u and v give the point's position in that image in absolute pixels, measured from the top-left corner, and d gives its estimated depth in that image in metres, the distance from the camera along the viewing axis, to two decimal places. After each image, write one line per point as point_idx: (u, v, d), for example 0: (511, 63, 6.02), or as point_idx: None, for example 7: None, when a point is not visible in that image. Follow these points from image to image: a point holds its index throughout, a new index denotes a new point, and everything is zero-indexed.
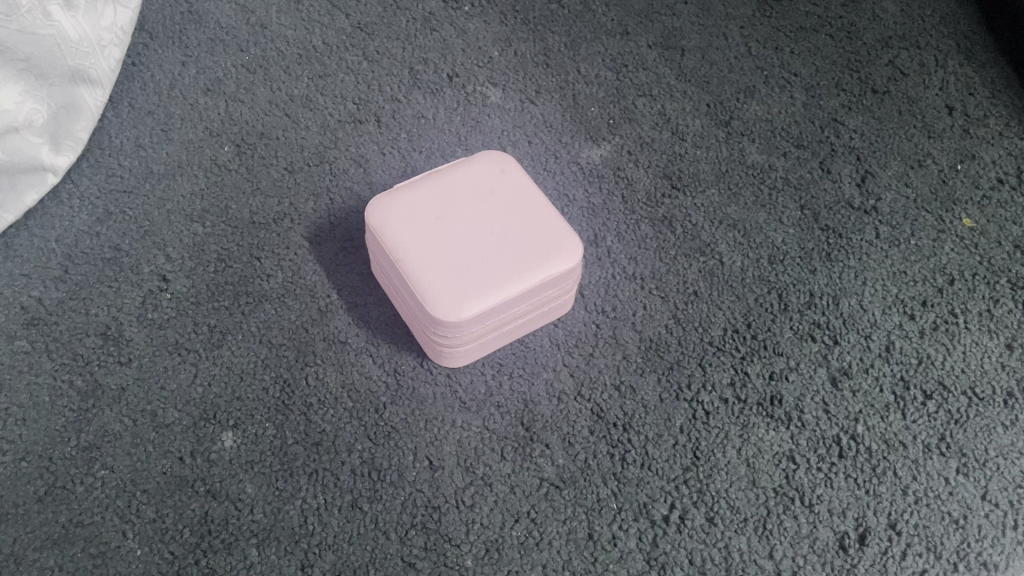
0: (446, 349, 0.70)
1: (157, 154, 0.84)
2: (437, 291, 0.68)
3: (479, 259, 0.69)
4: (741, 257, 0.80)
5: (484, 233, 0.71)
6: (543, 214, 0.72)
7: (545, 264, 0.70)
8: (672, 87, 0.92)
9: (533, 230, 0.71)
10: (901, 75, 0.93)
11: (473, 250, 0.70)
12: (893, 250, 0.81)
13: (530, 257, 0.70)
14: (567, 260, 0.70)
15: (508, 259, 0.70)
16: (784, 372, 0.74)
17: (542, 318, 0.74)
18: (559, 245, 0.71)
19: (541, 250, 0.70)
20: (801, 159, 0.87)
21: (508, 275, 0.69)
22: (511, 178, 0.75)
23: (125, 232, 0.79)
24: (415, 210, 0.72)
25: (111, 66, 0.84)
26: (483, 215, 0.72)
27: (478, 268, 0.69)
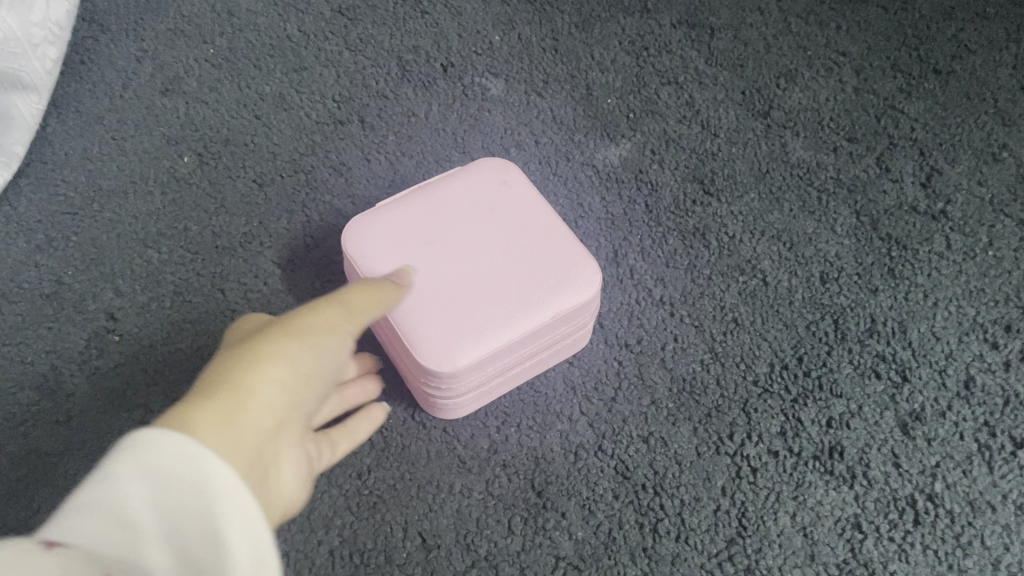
0: (440, 401, 0.59)
1: (106, 167, 0.73)
2: (427, 334, 0.56)
3: (477, 293, 0.58)
4: (788, 275, 0.68)
5: (482, 259, 0.59)
6: (552, 236, 0.60)
7: (557, 297, 0.58)
8: (701, 73, 0.79)
9: (541, 255, 0.60)
10: (967, 52, 0.80)
11: (469, 283, 0.58)
12: (967, 264, 0.69)
13: (539, 290, 0.58)
14: (582, 291, 0.58)
15: (512, 293, 0.58)
16: (844, 417, 0.62)
17: (553, 357, 0.62)
18: (572, 273, 0.59)
19: (551, 281, 0.58)
20: (855, 155, 0.74)
21: (512, 311, 0.57)
22: (514, 191, 0.63)
23: (67, 262, 0.68)
24: (400, 234, 0.60)
25: (48, 68, 0.72)
26: (481, 237, 0.60)
27: (476, 305, 0.57)
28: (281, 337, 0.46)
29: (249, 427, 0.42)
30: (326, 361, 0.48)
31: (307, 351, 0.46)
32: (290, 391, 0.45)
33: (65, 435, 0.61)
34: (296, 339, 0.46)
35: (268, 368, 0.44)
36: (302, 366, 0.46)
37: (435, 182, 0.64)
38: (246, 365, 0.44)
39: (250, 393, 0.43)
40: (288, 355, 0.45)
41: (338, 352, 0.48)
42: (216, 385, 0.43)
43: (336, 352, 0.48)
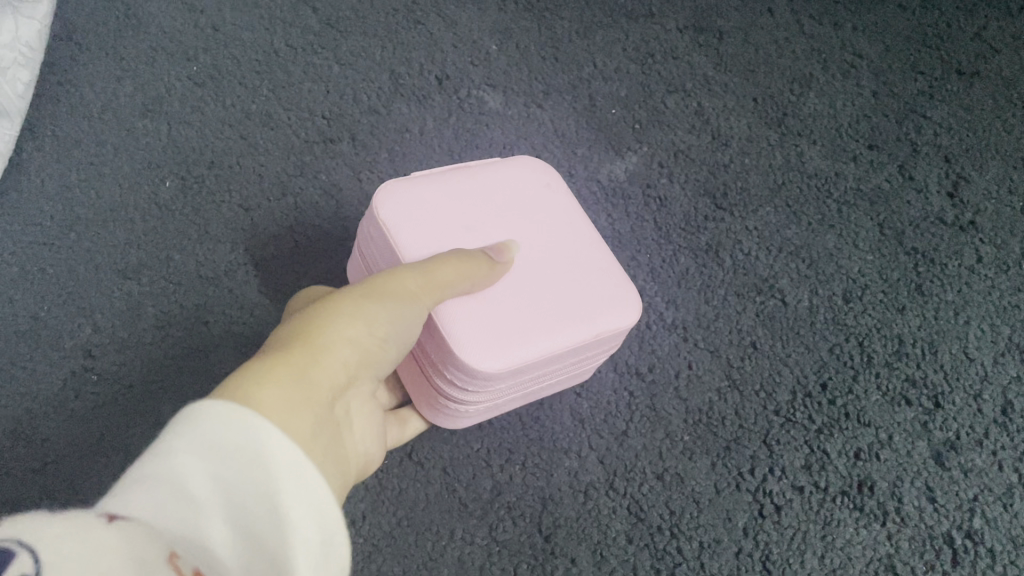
0: (457, 402, 0.51)
1: (83, 194, 0.69)
2: (469, 325, 0.47)
3: (525, 291, 0.50)
4: (809, 294, 0.64)
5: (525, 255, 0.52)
6: (602, 247, 0.54)
7: (605, 310, 0.51)
8: (711, 79, 0.75)
9: (594, 261, 0.53)
10: (991, 52, 0.76)
11: (514, 278, 0.50)
12: (999, 280, 0.65)
13: (592, 300, 0.51)
14: (635, 310, 0.52)
15: (562, 298, 0.51)
16: (873, 448, 0.58)
17: (573, 374, 0.56)
18: (623, 291, 0.52)
19: (604, 293, 0.52)
20: (876, 164, 0.70)
21: (557, 318, 0.50)
22: (560, 191, 0.56)
23: (41, 296, 0.64)
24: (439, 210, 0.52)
25: (20, 91, 0.68)
26: (523, 231, 0.53)
27: (523, 304, 0.49)
28: (358, 303, 0.41)
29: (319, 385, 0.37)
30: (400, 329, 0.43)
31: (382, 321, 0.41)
32: (364, 359, 0.41)
33: (37, 483, 0.57)
34: (376, 304, 0.41)
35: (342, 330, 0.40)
36: (375, 336, 0.41)
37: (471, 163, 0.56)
38: (322, 328, 0.39)
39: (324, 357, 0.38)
40: (362, 319, 0.41)
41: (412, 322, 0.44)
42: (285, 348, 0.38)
43: (409, 319, 0.43)
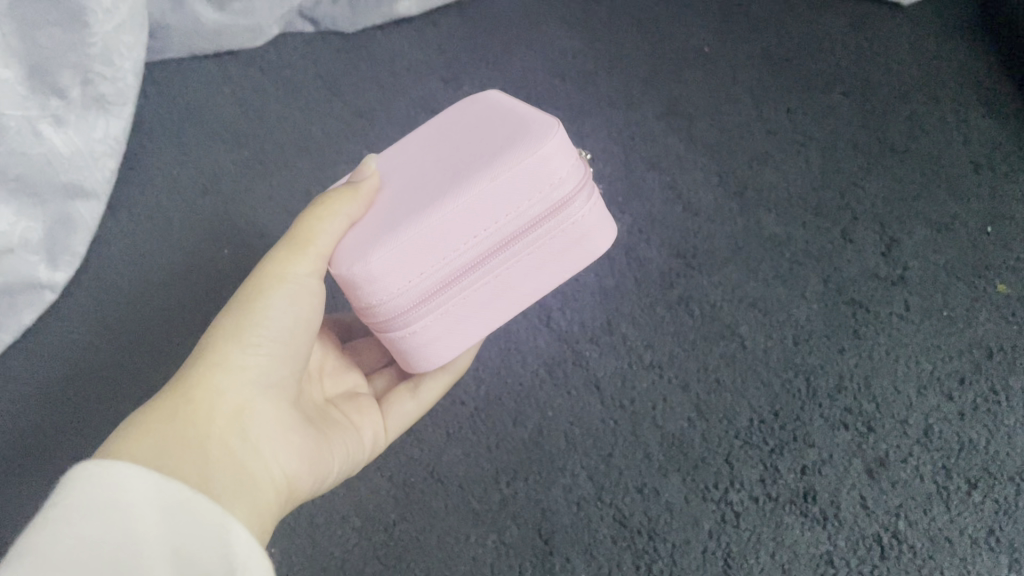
0: (392, 326, 0.53)
1: (156, 262, 0.83)
2: (349, 248, 0.53)
3: (415, 195, 0.52)
4: (764, 338, 0.76)
5: (429, 157, 0.55)
6: (504, 122, 0.53)
7: (491, 153, 0.50)
8: (683, 158, 0.88)
9: (489, 137, 0.52)
10: (920, 132, 0.89)
11: (412, 191, 0.53)
12: (924, 323, 0.77)
13: (471, 167, 0.50)
14: (516, 151, 0.49)
15: (446, 181, 0.51)
16: (816, 465, 0.70)
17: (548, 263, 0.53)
18: (518, 133, 0.51)
19: (486, 156, 0.50)
20: (821, 229, 0.83)
21: (439, 186, 0.51)
22: (487, 104, 0.57)
23: (125, 347, 0.79)
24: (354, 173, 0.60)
25: (106, 177, 0.79)
26: (433, 143, 0.56)
27: (406, 207, 0.52)
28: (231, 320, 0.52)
29: (203, 415, 0.49)
30: (283, 315, 0.53)
31: (257, 327, 0.52)
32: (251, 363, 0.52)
33: None
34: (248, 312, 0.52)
35: (218, 352, 0.51)
36: (252, 340, 0.52)
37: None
38: (202, 355, 0.51)
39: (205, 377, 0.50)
40: (230, 338, 0.52)
41: (295, 302, 0.54)
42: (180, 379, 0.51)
43: (288, 308, 0.54)
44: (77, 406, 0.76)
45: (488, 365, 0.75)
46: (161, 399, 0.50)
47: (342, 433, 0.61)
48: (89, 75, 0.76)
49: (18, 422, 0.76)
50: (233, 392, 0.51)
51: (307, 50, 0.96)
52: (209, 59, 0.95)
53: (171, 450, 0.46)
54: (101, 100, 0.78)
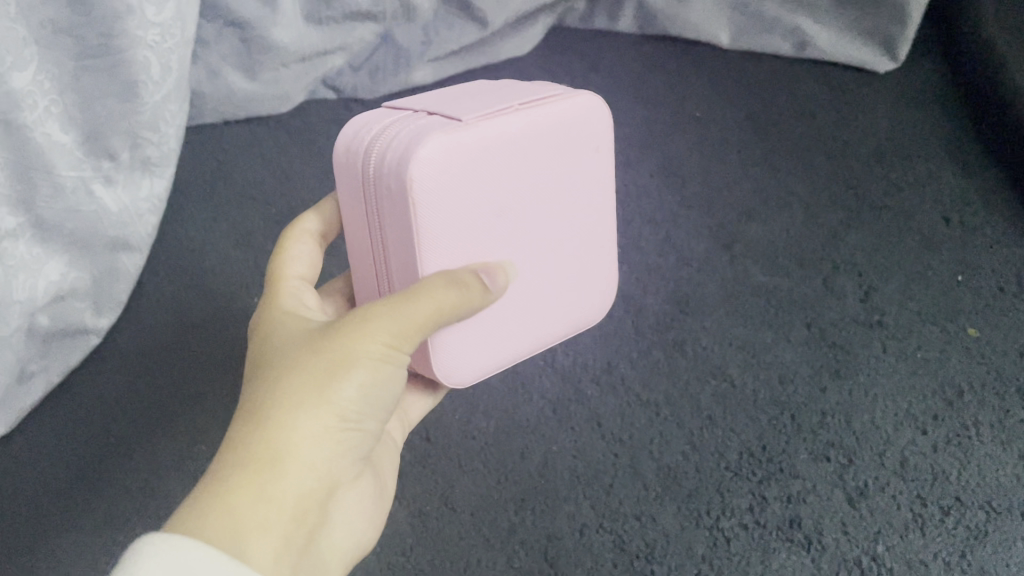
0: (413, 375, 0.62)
1: (191, 310, 0.90)
2: (457, 347, 0.56)
3: (516, 309, 0.59)
4: (752, 378, 0.83)
5: (536, 250, 0.58)
6: (591, 262, 0.62)
7: (574, 325, 0.64)
8: (676, 213, 0.95)
9: (576, 278, 0.62)
10: (896, 189, 0.97)
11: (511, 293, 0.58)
12: (900, 364, 0.84)
13: (558, 322, 0.62)
14: (583, 325, 0.65)
15: (540, 315, 0.60)
16: (801, 494, 0.76)
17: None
18: (593, 304, 0.64)
19: (569, 315, 0.63)
20: (805, 278, 0.90)
21: (535, 331, 0.61)
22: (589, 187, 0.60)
23: (165, 386, 0.85)
24: (477, 190, 0.53)
25: (149, 233, 0.85)
26: (542, 216, 0.57)
27: (505, 325, 0.58)
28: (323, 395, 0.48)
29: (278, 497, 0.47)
30: (375, 392, 0.50)
31: (348, 408, 0.49)
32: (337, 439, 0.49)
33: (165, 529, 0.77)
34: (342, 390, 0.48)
35: (309, 428, 0.48)
36: (341, 419, 0.49)
37: (534, 127, 0.54)
38: (288, 425, 0.47)
39: (294, 455, 0.48)
40: (321, 414, 0.48)
41: (390, 377, 0.50)
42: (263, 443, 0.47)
43: (383, 383, 0.50)
44: (115, 445, 0.82)
45: (497, 403, 0.81)
46: (237, 463, 0.47)
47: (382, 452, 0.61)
48: (137, 139, 0.83)
49: (59, 456, 0.82)
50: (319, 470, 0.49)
51: (331, 115, 1.03)
52: (239, 125, 1.02)
53: (267, 538, 0.46)
54: (146, 161, 0.85)
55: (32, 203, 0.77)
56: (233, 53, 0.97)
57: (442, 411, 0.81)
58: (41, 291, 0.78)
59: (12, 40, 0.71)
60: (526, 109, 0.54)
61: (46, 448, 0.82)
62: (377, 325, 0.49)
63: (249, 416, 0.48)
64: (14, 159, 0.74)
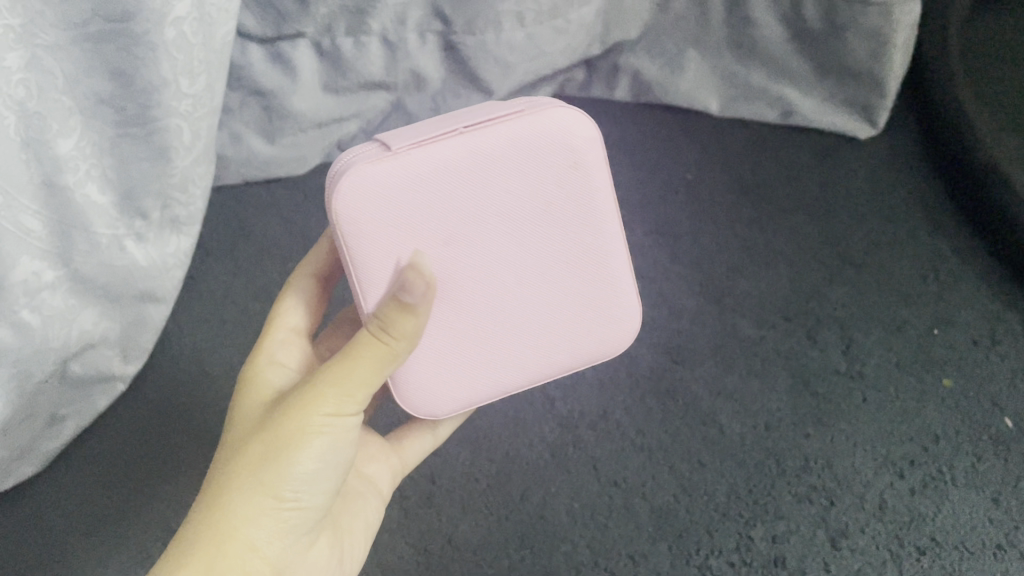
0: None
1: (214, 359, 0.96)
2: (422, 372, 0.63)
3: (494, 336, 0.63)
4: (740, 425, 0.89)
5: (512, 280, 0.62)
6: (586, 284, 0.64)
7: (583, 349, 0.66)
8: (668, 269, 1.01)
9: (569, 301, 0.64)
10: (876, 247, 1.03)
11: (489, 322, 0.63)
12: (879, 412, 0.90)
13: (551, 345, 0.65)
14: (592, 349, 0.66)
15: (523, 340, 0.64)
16: (786, 534, 0.83)
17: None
18: (597, 325, 0.66)
19: (566, 338, 0.65)
20: (790, 330, 0.95)
21: (519, 355, 0.64)
22: (570, 210, 0.61)
23: (189, 431, 0.92)
24: (421, 222, 0.58)
25: (172, 285, 0.93)
26: (512, 245, 0.61)
27: (481, 350, 0.63)
28: (274, 471, 0.57)
29: (240, 549, 0.56)
30: (322, 465, 0.59)
31: (296, 482, 0.58)
32: (287, 511, 0.58)
33: None
34: (290, 465, 0.57)
35: (268, 495, 0.57)
36: (290, 493, 0.58)
37: (477, 152, 0.58)
38: (251, 489, 0.56)
39: (256, 517, 0.57)
40: (274, 489, 0.57)
41: (334, 450, 0.59)
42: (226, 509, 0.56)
43: (334, 448, 0.59)
44: (146, 484, 0.89)
45: (497, 449, 0.86)
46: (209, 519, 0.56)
47: (361, 505, 0.70)
48: (167, 199, 0.90)
49: (91, 495, 0.88)
50: (275, 533, 0.58)
51: None
52: (257, 184, 1.09)
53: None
54: (174, 221, 0.92)
55: (68, 257, 0.81)
56: (254, 119, 1.03)
57: (446, 458, 0.85)
58: (75, 336, 0.83)
59: (58, 110, 0.75)
60: (472, 136, 0.58)
61: (80, 488, 0.89)
62: (320, 405, 0.57)
63: (218, 477, 0.58)
64: (56, 218, 0.78)
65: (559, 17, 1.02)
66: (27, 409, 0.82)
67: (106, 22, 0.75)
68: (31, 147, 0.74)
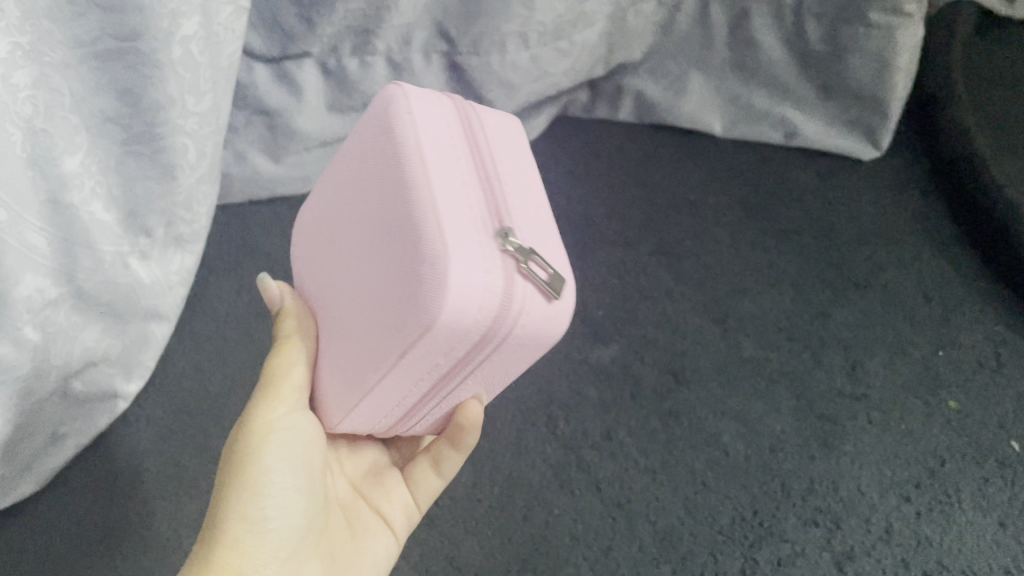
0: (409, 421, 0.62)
1: (216, 378, 0.96)
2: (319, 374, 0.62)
3: (351, 326, 0.56)
4: (745, 447, 0.88)
5: (354, 260, 0.56)
6: (392, 249, 0.51)
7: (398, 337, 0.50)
8: (672, 289, 1.01)
9: (384, 275, 0.51)
10: (880, 269, 1.03)
11: (346, 310, 0.57)
12: (885, 435, 0.89)
13: (375, 333, 0.53)
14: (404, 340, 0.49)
15: (361, 328, 0.55)
16: (790, 557, 0.81)
17: (519, 351, 0.54)
18: (399, 298, 0.50)
19: (384, 323, 0.51)
20: (794, 351, 0.95)
21: (360, 345, 0.55)
22: (378, 166, 0.54)
23: (186, 450, 0.91)
24: (315, 213, 0.64)
25: (175, 303, 0.93)
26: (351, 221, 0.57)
27: (342, 341, 0.58)
28: (241, 484, 0.59)
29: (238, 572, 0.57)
30: (289, 469, 0.60)
31: (263, 496, 0.59)
32: (265, 532, 0.59)
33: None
34: (249, 477, 0.59)
35: (246, 512, 0.58)
36: (258, 508, 0.59)
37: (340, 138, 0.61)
38: (231, 512, 0.58)
39: (245, 537, 0.58)
40: (249, 503, 0.58)
41: (295, 453, 0.61)
42: (213, 546, 0.58)
43: (294, 449, 0.61)
44: (140, 503, 0.87)
45: (500, 467, 0.85)
46: (204, 561, 0.57)
47: (370, 539, 0.68)
48: (172, 218, 0.90)
49: (84, 515, 0.87)
50: (265, 551, 0.59)
51: None
52: (261, 205, 1.09)
53: None
54: (178, 239, 0.93)
55: (73, 275, 0.80)
56: (258, 139, 1.04)
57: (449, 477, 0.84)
58: (76, 355, 0.82)
59: (66, 128, 0.75)
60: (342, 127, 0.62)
61: (72, 507, 0.87)
62: (260, 410, 0.60)
63: (204, 528, 0.60)
64: (62, 235, 0.78)
65: (564, 38, 1.04)
66: (27, 426, 0.81)
67: (114, 41, 0.76)
68: (37, 164, 0.73)
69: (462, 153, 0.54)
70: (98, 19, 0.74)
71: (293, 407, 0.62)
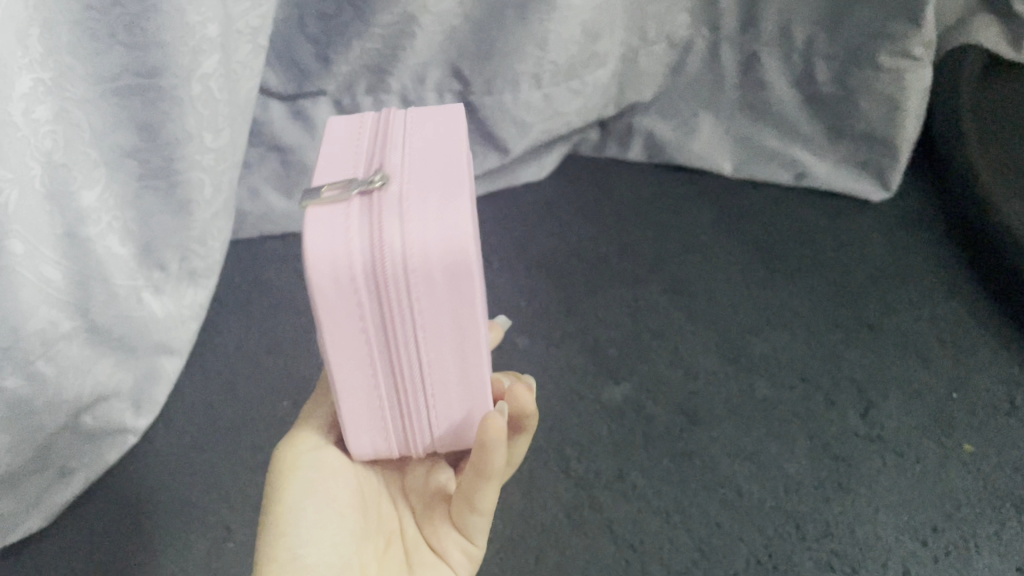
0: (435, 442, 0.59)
1: (226, 414, 0.95)
2: None
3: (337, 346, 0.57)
4: (758, 487, 0.87)
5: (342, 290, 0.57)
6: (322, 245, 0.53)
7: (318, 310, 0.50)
8: (683, 328, 1.01)
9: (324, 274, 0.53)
10: (892, 311, 1.03)
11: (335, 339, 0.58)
12: (900, 476, 0.88)
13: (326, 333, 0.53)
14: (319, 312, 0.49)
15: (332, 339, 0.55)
16: None
17: (436, 295, 0.50)
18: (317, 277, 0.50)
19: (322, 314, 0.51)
20: (807, 392, 0.95)
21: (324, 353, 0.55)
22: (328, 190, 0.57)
23: (194, 486, 0.89)
24: None
25: (186, 339, 0.93)
26: None
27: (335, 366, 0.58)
28: (269, 525, 0.58)
29: None
30: (317, 506, 0.59)
31: (288, 536, 0.58)
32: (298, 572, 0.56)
33: None
34: (274, 521, 0.58)
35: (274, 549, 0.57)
36: (284, 550, 0.57)
37: None
38: (263, 552, 0.57)
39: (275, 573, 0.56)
40: (277, 542, 0.57)
41: (323, 490, 0.60)
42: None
43: (322, 486, 0.60)
44: (143, 539, 0.85)
45: (512, 509, 0.85)
46: None
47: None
48: (186, 252, 0.90)
49: (87, 552, 0.84)
50: None
51: None
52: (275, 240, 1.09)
53: None
54: (193, 274, 0.93)
55: (86, 309, 0.80)
56: (271, 174, 1.05)
57: None
58: (87, 389, 0.82)
59: (84, 163, 0.76)
60: None
61: (76, 544, 0.85)
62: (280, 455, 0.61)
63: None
64: (76, 269, 0.77)
65: (575, 79, 1.05)
66: (37, 459, 0.81)
67: (134, 77, 0.77)
68: (55, 199, 0.73)
69: (365, 137, 0.55)
70: (118, 57, 0.75)
71: (319, 443, 0.62)
